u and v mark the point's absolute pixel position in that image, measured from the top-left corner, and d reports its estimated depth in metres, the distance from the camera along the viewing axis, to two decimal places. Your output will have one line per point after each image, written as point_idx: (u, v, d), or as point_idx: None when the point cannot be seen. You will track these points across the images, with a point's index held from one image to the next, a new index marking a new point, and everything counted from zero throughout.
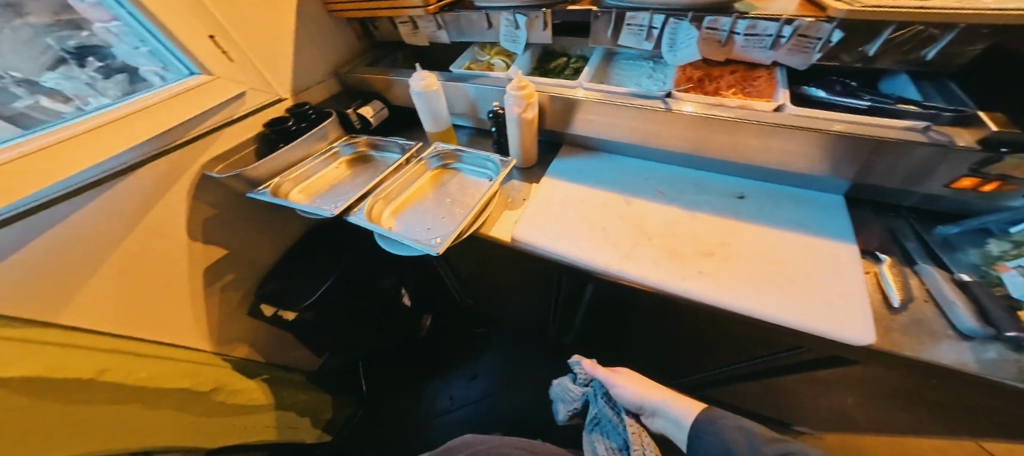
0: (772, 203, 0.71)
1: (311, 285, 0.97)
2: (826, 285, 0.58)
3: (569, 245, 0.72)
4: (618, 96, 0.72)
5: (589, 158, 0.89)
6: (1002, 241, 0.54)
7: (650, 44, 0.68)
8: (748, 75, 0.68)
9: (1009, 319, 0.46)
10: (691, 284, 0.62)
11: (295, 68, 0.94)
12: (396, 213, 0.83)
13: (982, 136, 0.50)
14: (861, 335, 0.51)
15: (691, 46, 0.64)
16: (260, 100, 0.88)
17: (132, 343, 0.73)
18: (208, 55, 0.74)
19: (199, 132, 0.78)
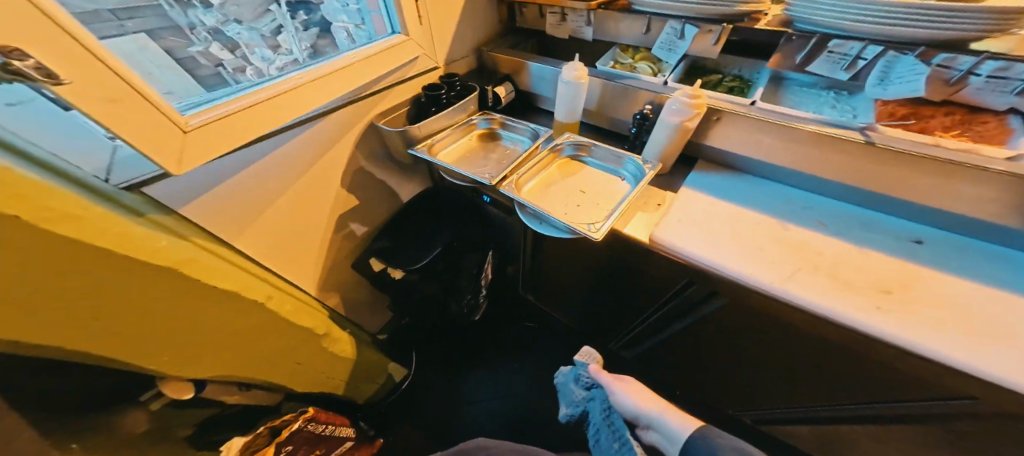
0: (949, 252, 0.68)
1: (424, 250, 1.01)
2: None
3: (722, 256, 0.72)
4: (810, 122, 0.72)
5: (733, 178, 0.88)
6: None
7: (848, 74, 0.69)
8: (968, 119, 0.65)
9: None
10: (868, 317, 0.60)
11: (452, 41, 0.97)
12: (532, 195, 0.86)
13: None
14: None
15: (908, 82, 0.61)
16: (426, 67, 0.91)
17: (276, 278, 0.79)
18: (411, 18, 0.79)
19: (379, 88, 0.82)
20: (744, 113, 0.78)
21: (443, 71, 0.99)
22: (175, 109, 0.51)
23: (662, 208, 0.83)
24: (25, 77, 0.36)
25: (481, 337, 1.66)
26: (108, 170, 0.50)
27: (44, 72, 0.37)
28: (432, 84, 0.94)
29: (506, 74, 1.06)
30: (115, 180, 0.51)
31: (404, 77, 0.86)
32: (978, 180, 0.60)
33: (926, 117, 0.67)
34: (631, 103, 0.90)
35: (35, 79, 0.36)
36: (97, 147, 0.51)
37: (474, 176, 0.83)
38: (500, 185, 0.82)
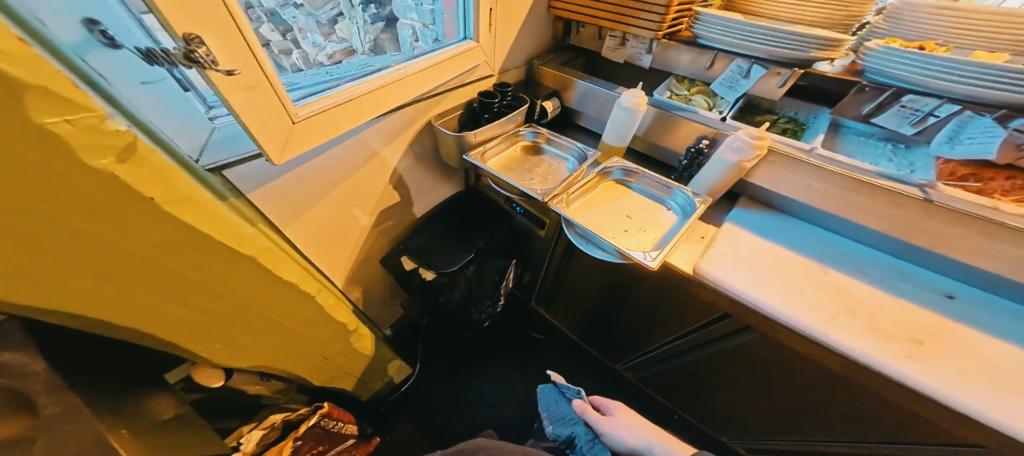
0: (992, 312, 0.68)
1: (456, 254, 1.00)
2: None
3: (759, 293, 0.72)
4: (864, 172, 0.74)
5: (771, 216, 0.89)
6: None
7: (915, 128, 0.72)
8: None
9: None
10: (904, 366, 0.60)
11: (510, 51, 0.98)
12: (576, 213, 0.86)
13: None
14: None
15: (977, 145, 0.64)
16: (486, 73, 0.93)
17: (315, 268, 0.78)
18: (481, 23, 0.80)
19: (443, 90, 0.84)
20: (802, 157, 0.80)
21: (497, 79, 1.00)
22: (288, 99, 0.53)
23: (706, 241, 0.83)
24: (197, 63, 0.39)
25: (488, 345, 1.65)
26: (202, 151, 0.52)
27: (210, 59, 0.40)
28: (487, 90, 0.94)
29: (555, 89, 1.08)
30: (205, 161, 0.53)
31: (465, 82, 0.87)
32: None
33: (986, 179, 0.68)
34: (683, 133, 0.90)
35: (203, 66, 0.40)
36: (198, 127, 0.51)
37: (524, 188, 0.83)
38: (551, 202, 0.81)
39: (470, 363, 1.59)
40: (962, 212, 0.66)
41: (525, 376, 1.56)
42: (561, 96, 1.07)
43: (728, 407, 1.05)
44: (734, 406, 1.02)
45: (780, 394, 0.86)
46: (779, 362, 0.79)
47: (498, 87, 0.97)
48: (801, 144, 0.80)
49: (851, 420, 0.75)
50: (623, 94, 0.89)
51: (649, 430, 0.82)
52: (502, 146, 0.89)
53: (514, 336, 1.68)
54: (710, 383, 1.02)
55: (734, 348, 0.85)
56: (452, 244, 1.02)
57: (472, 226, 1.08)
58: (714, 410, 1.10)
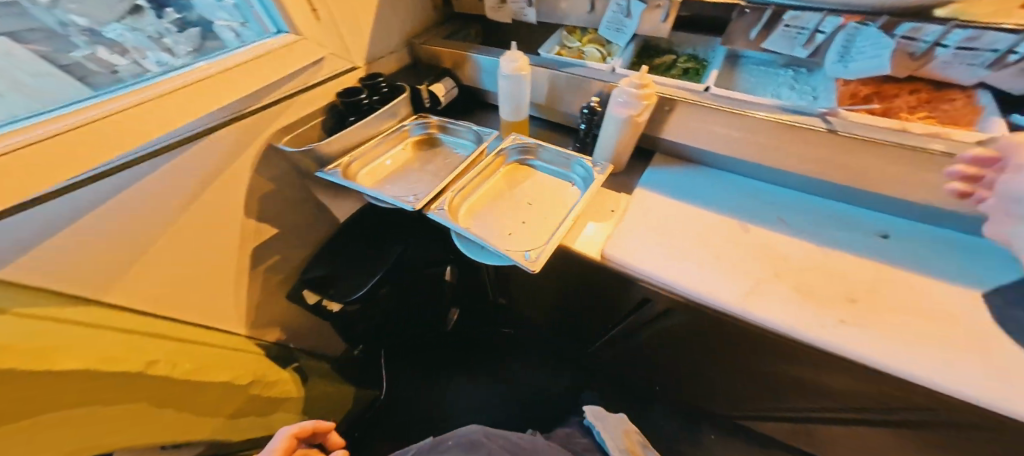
0: (926, 245, 0.61)
1: (357, 278, 0.91)
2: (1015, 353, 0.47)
3: (674, 270, 0.62)
4: (765, 108, 0.64)
5: (688, 171, 0.79)
6: None
7: (805, 51, 0.62)
8: (937, 97, 0.58)
9: None
10: (833, 334, 0.52)
11: (373, 35, 0.84)
12: (470, 211, 0.73)
13: None
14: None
15: (870, 60, 0.56)
16: (336, 68, 0.80)
17: (148, 324, 0.68)
18: (298, 11, 0.67)
19: (276, 98, 0.71)
20: (695, 101, 0.69)
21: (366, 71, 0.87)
22: None
23: (615, 215, 0.74)
24: None
25: (454, 348, 1.56)
26: None
27: None
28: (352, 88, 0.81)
29: (442, 68, 0.95)
30: None
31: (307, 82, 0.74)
32: (949, 169, 0.53)
33: (891, 97, 0.60)
34: (576, 94, 0.81)
35: None
36: None
37: (394, 201, 0.67)
38: (430, 208, 0.66)
39: (435, 371, 1.51)
40: (876, 141, 0.56)
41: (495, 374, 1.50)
42: (451, 75, 0.94)
43: (688, 380, 0.98)
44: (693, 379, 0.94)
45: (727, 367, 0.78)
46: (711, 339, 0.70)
47: (366, 79, 0.83)
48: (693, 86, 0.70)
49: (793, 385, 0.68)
50: (503, 56, 0.77)
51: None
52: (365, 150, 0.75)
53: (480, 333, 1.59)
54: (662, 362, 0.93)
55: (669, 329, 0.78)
56: (355, 266, 0.94)
57: (378, 238, 0.98)
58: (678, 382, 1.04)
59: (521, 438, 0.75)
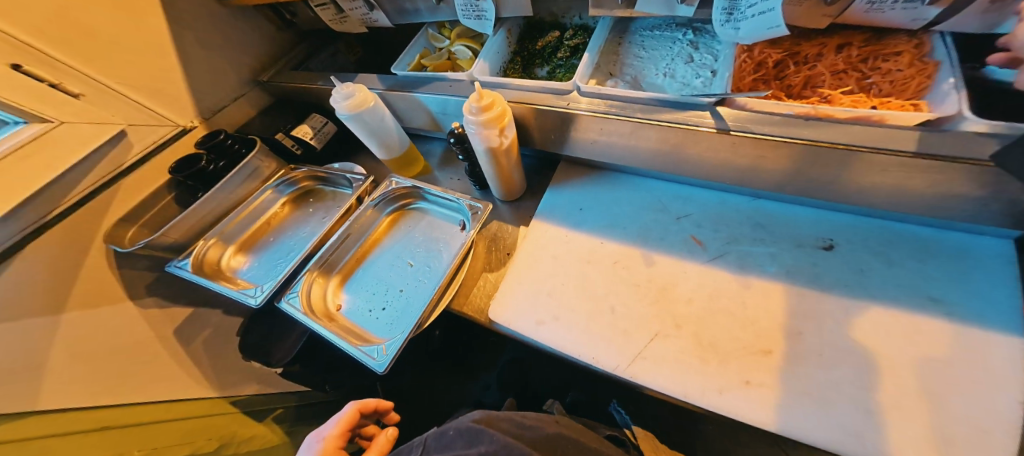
0: (875, 252, 0.48)
1: (284, 339, 0.76)
2: (953, 403, 0.37)
3: (559, 328, 0.53)
4: (637, 108, 0.49)
5: (592, 182, 0.66)
6: None
7: (687, 7, 0.47)
8: (872, 51, 0.41)
9: None
10: (735, 402, 0.42)
11: (194, 88, 0.76)
12: (342, 285, 0.65)
13: None
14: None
15: (758, 17, 0.40)
16: (152, 138, 0.71)
17: (51, 424, 0.58)
18: (50, 99, 0.57)
19: (83, 193, 0.63)
20: (566, 108, 0.54)
21: (205, 128, 0.79)
22: None
23: (510, 259, 0.62)
24: None
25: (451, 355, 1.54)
26: None
27: None
28: (189, 156, 0.74)
29: (307, 100, 0.85)
30: None
31: (116, 166, 0.66)
32: (884, 167, 0.38)
33: (812, 60, 0.44)
34: (450, 115, 0.68)
35: None
36: None
37: (240, 296, 0.60)
38: (282, 298, 0.59)
39: (405, 394, 1.19)
40: (777, 140, 0.41)
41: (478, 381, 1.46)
42: (318, 109, 0.86)
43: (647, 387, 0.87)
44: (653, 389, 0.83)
45: None
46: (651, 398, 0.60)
47: (207, 140, 0.76)
48: (558, 86, 0.55)
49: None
50: (335, 95, 0.64)
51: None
52: (218, 230, 0.71)
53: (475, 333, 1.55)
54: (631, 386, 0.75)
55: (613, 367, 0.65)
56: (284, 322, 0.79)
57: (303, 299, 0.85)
58: None
59: (526, 417, 0.56)
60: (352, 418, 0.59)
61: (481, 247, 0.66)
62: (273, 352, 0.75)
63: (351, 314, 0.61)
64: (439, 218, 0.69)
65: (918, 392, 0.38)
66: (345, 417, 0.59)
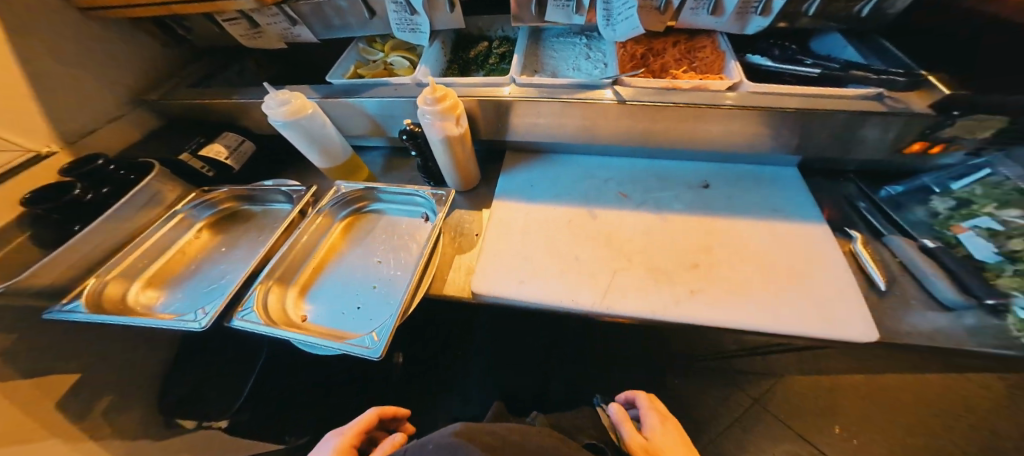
0: (735, 184, 0.70)
1: (226, 385, 0.72)
2: (812, 275, 0.56)
3: (540, 285, 0.59)
4: (561, 89, 0.62)
5: (536, 164, 0.76)
6: (945, 198, 0.58)
7: (581, 17, 0.62)
8: (692, 47, 0.65)
9: (983, 285, 0.48)
10: (687, 308, 0.54)
11: (53, 106, 0.62)
12: (303, 295, 0.60)
13: (935, 100, 0.51)
14: (872, 329, 0.49)
15: (627, 20, 0.57)
16: None
17: None
18: None
19: None
20: (503, 97, 0.63)
21: (71, 154, 0.64)
22: None
23: (479, 239, 0.67)
24: None
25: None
26: None
27: None
28: (50, 186, 0.58)
29: (216, 119, 0.77)
30: None
31: None
32: (725, 119, 0.59)
33: (661, 52, 0.65)
34: (392, 116, 0.71)
35: None
36: None
37: (174, 325, 0.50)
38: (232, 317, 0.53)
39: None
40: (658, 105, 0.58)
41: None
42: (230, 128, 0.78)
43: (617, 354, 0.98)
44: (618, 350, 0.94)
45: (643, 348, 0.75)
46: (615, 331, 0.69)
47: (79, 167, 0.62)
48: (496, 79, 0.65)
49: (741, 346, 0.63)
50: (267, 102, 0.62)
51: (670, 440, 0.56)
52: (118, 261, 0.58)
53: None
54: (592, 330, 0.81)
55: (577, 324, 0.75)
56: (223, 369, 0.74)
57: (240, 332, 0.77)
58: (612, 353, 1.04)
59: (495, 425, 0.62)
60: (370, 419, 0.63)
61: (449, 236, 0.68)
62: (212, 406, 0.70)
63: (321, 323, 0.57)
64: (399, 217, 0.70)
65: (789, 270, 0.57)
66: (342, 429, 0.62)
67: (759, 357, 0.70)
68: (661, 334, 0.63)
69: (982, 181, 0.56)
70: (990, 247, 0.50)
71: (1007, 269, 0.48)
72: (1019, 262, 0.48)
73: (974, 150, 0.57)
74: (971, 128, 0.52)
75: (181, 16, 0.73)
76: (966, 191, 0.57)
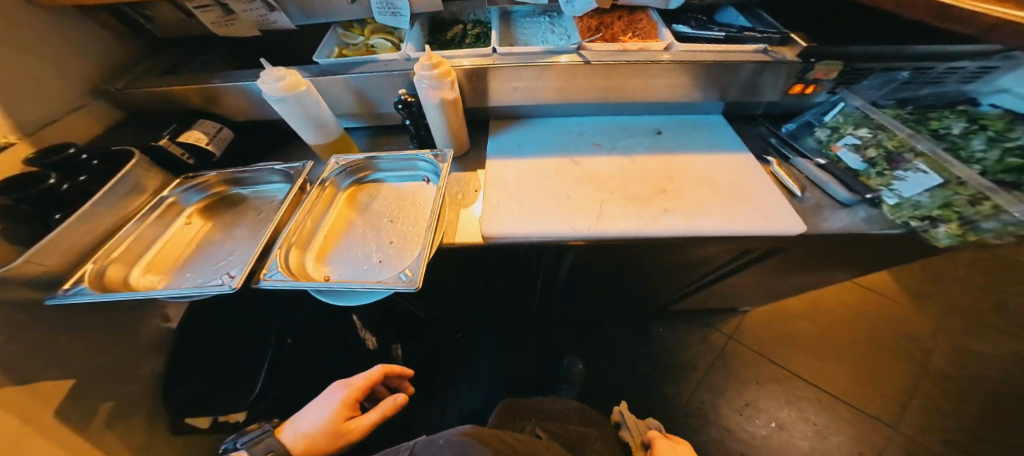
0: (683, 129, 0.85)
1: (235, 375, 0.73)
2: (750, 187, 0.72)
3: (543, 221, 0.68)
4: (536, 55, 0.72)
5: (519, 128, 0.86)
6: (823, 128, 0.77)
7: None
8: (632, 21, 0.79)
9: (859, 184, 0.67)
10: (663, 222, 0.67)
11: (11, 96, 0.58)
12: (321, 258, 0.63)
13: (800, 51, 0.69)
14: (799, 226, 0.66)
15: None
16: None
17: None
18: None
19: None
20: (487, 64, 0.72)
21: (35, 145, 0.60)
22: None
23: (479, 194, 0.74)
24: None
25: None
26: None
27: None
28: (18, 176, 0.54)
29: (191, 107, 0.75)
30: None
31: None
32: (667, 73, 0.73)
33: (608, 26, 0.79)
34: (379, 92, 0.76)
35: None
36: None
37: (204, 290, 0.51)
38: (260, 279, 0.54)
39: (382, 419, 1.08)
40: (614, 63, 0.71)
41: None
42: (208, 115, 0.77)
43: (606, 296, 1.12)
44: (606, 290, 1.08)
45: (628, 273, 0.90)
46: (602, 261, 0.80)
47: (47, 157, 0.58)
48: (482, 51, 0.73)
49: (699, 253, 0.78)
50: (263, 77, 0.63)
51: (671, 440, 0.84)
52: (115, 246, 0.56)
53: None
54: (578, 271, 0.93)
55: (571, 263, 0.86)
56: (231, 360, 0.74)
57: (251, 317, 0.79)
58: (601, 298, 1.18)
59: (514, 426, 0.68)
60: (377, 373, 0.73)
61: (451, 193, 0.74)
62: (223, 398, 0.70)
63: (346, 277, 0.60)
64: (401, 182, 0.74)
65: (733, 186, 0.73)
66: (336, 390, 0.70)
67: (716, 266, 0.89)
68: (642, 254, 0.75)
69: (843, 112, 0.75)
70: (858, 158, 0.70)
71: (872, 173, 0.68)
72: (878, 167, 0.68)
73: (831, 89, 0.76)
74: (826, 73, 0.71)
75: (143, 2, 0.70)
76: (835, 120, 0.76)
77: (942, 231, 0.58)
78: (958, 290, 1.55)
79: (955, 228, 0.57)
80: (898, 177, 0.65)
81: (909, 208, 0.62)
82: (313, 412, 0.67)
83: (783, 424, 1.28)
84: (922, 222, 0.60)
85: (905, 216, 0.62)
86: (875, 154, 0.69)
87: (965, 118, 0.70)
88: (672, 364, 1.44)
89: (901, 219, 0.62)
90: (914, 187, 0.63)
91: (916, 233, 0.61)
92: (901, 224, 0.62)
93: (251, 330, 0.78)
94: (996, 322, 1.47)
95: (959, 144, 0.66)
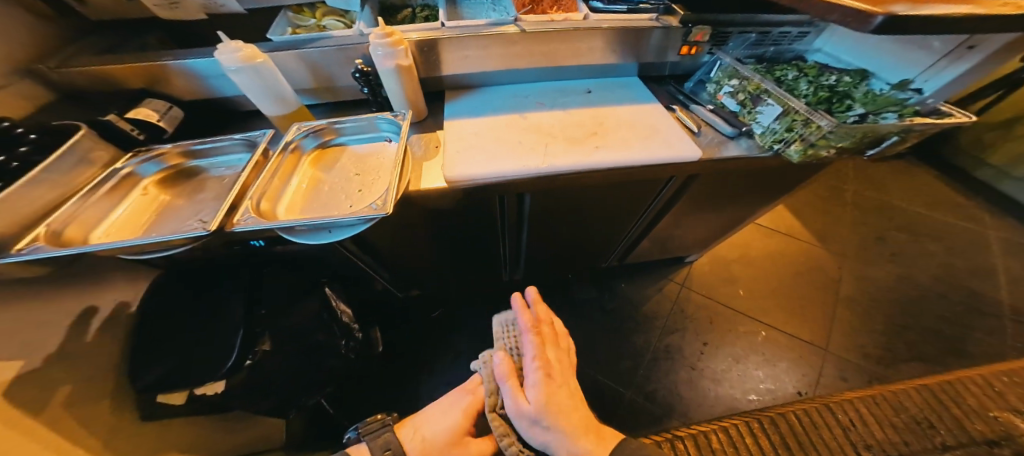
0: (609, 88, 1.02)
1: (217, 347, 0.79)
2: (663, 127, 0.89)
3: (498, 163, 0.79)
4: (480, 26, 0.85)
5: (472, 95, 0.97)
6: (712, 83, 0.97)
7: None
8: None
9: (736, 120, 0.89)
10: (596, 157, 0.81)
11: None
12: (291, 211, 0.65)
13: (682, 19, 0.88)
14: (695, 151, 0.83)
15: None
16: None
17: None
18: None
19: None
20: (437, 36, 0.83)
21: None
22: None
23: (440, 148, 0.82)
24: None
25: (374, 371, 1.40)
26: None
27: None
28: None
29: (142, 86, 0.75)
30: None
31: None
32: (584, 39, 0.89)
33: (538, 3, 0.93)
34: (334, 65, 0.80)
35: None
36: None
37: (177, 235, 0.53)
38: (233, 224, 0.56)
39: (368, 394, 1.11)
40: (543, 31, 0.85)
41: (438, 367, 1.45)
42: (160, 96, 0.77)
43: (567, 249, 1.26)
44: (566, 242, 1.22)
45: (578, 219, 1.06)
46: (552, 202, 0.93)
47: None
48: (431, 24, 0.84)
49: (630, 188, 0.94)
50: (220, 49, 0.63)
51: (583, 428, 0.68)
52: (66, 210, 0.55)
53: (391, 335, 1.49)
54: (535, 222, 1.04)
55: (529, 211, 0.98)
56: (206, 337, 0.80)
57: (222, 296, 0.85)
58: (565, 253, 1.31)
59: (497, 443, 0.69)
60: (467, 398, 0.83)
61: (415, 152, 0.81)
62: (209, 366, 0.77)
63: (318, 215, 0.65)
64: (366, 144, 0.78)
65: (650, 127, 0.89)
66: (455, 402, 0.84)
67: (650, 208, 1.08)
68: (585, 189, 0.89)
69: (722, 69, 0.93)
70: (733, 102, 0.91)
71: (744, 113, 0.88)
72: (746, 107, 0.87)
73: (709, 49, 0.96)
74: (702, 36, 0.91)
75: None
76: (717, 76, 0.95)
77: (793, 149, 0.81)
78: (840, 225, 1.91)
79: (799, 145, 0.80)
80: (758, 112, 0.84)
81: (768, 134, 0.83)
82: (434, 422, 0.81)
83: (737, 356, 1.50)
84: (780, 144, 0.82)
85: (768, 141, 0.84)
86: (742, 96, 0.88)
87: (795, 68, 0.94)
88: (634, 312, 1.62)
89: (767, 144, 0.84)
90: (769, 118, 0.82)
91: (779, 153, 0.84)
92: (767, 149, 0.85)
93: (218, 309, 0.84)
94: (872, 245, 1.84)
95: (792, 86, 0.89)
